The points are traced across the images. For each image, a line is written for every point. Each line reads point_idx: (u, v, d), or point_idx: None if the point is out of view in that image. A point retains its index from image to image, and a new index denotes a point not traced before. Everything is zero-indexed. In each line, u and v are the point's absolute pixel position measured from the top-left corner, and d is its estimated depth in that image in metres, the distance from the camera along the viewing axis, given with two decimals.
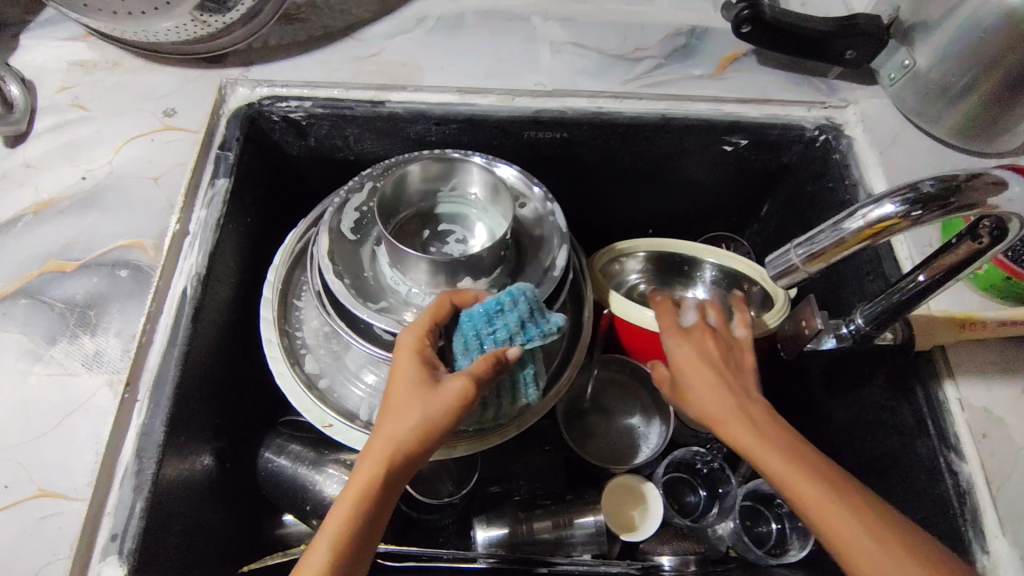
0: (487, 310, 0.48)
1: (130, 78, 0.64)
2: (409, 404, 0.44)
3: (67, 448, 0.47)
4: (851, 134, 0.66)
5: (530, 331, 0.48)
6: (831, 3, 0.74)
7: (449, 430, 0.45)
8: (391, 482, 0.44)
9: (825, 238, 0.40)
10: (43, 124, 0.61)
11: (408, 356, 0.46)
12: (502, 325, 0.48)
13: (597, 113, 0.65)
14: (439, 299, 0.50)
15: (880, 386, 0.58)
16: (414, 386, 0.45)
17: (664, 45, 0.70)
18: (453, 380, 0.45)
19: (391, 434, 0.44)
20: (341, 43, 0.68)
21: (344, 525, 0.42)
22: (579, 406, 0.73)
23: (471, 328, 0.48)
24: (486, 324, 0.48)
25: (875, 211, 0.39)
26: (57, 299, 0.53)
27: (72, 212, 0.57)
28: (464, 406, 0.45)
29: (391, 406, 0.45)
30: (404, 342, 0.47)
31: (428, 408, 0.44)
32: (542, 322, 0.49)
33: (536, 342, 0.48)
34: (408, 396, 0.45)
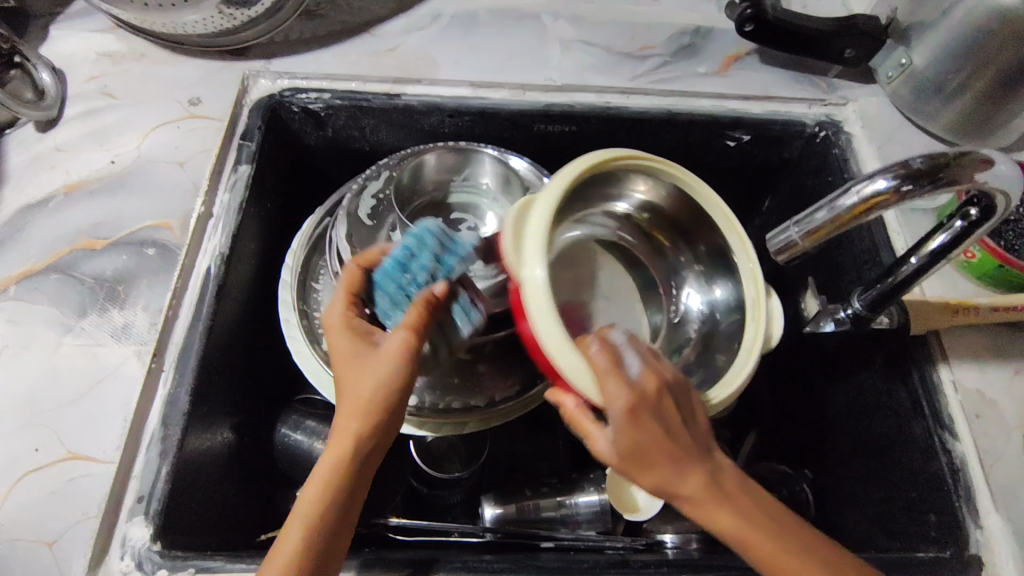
0: (398, 260, 0.51)
1: (157, 69, 0.67)
2: (363, 367, 0.46)
3: (97, 413, 0.50)
4: (850, 130, 0.68)
5: (448, 260, 0.51)
6: (831, 7, 0.77)
7: (408, 386, 0.46)
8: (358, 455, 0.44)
9: (822, 213, 0.41)
10: (74, 111, 0.64)
11: (340, 330, 0.49)
12: (417, 268, 0.50)
13: (606, 107, 0.68)
14: (349, 268, 0.52)
15: (877, 367, 0.60)
16: (361, 351, 0.47)
17: (670, 44, 0.73)
18: (393, 338, 0.46)
19: (352, 401, 0.45)
20: (359, 38, 0.70)
21: (312, 512, 0.43)
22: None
23: (390, 282, 0.50)
24: (402, 273, 0.50)
25: (869, 185, 0.40)
26: (87, 274, 0.55)
27: (100, 194, 0.59)
28: (409, 356, 0.46)
29: (344, 380, 0.46)
30: (333, 320, 0.49)
31: (380, 369, 0.45)
32: (455, 248, 0.52)
33: (456, 268, 0.51)
34: (356, 365, 0.46)
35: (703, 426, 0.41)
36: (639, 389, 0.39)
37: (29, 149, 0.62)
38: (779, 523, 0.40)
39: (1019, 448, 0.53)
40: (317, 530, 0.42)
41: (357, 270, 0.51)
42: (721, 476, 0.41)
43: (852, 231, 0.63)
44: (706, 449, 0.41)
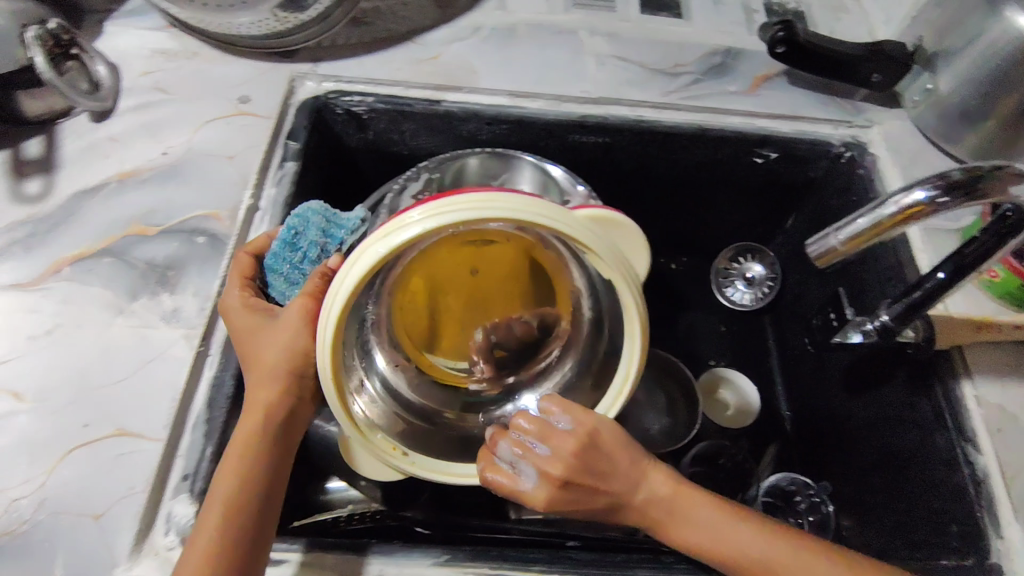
0: (284, 241, 0.53)
1: (208, 67, 0.69)
2: (267, 337, 0.49)
3: (146, 392, 0.51)
4: (875, 152, 0.71)
5: (334, 233, 0.54)
6: (856, 34, 0.79)
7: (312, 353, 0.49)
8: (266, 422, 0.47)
9: (862, 220, 0.43)
10: (128, 104, 0.66)
11: (240, 308, 0.51)
12: (306, 244, 0.53)
13: (639, 120, 0.70)
14: (239, 257, 0.55)
15: (900, 382, 0.61)
16: (262, 325, 0.50)
17: (701, 62, 0.75)
18: (291, 308, 0.49)
19: (265, 372, 0.48)
20: (402, 46, 0.73)
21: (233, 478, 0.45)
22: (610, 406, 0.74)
23: (282, 263, 0.53)
24: (292, 251, 0.53)
25: (908, 196, 0.41)
26: (139, 259, 0.57)
27: (152, 183, 0.61)
28: (311, 320, 0.49)
29: (249, 355, 0.49)
30: (230, 303, 0.52)
31: (283, 337, 0.48)
32: (341, 222, 0.55)
33: (344, 240, 0.55)
34: (261, 339, 0.49)
35: (614, 467, 0.48)
36: (542, 495, 0.47)
37: (84, 138, 0.64)
38: (705, 515, 0.47)
39: None
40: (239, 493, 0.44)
41: (248, 257, 0.54)
42: (646, 506, 0.48)
43: (877, 248, 0.65)
44: (628, 484, 0.48)
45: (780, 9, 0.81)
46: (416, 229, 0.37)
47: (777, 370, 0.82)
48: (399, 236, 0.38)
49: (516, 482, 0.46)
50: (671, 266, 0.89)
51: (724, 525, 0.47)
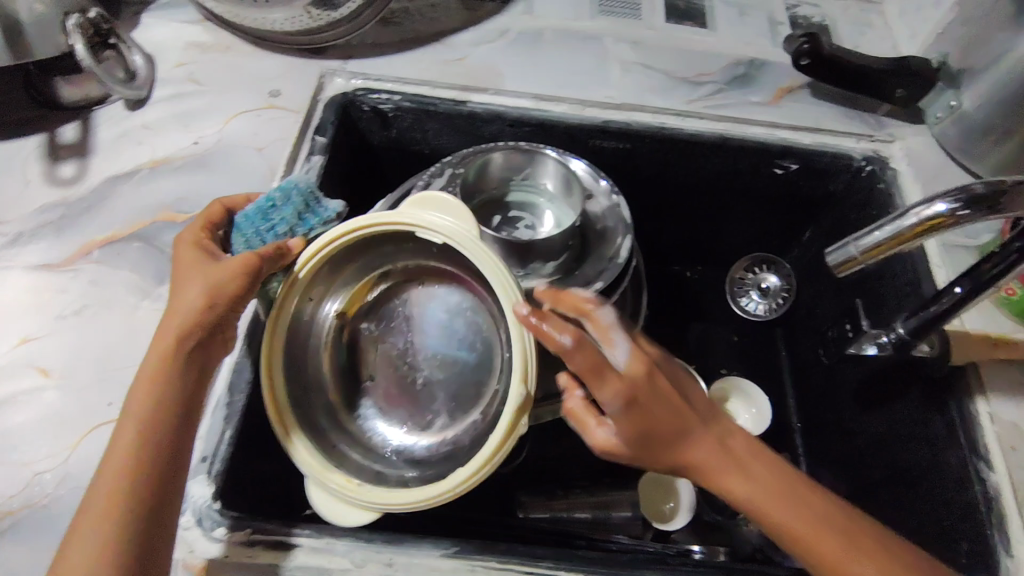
0: (260, 208, 0.52)
1: (241, 61, 0.71)
2: (195, 277, 0.46)
3: None
4: (896, 167, 0.71)
5: (308, 220, 0.53)
6: (880, 50, 0.80)
7: (238, 301, 0.46)
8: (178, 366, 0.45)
9: (882, 229, 0.43)
10: (162, 93, 0.68)
11: (187, 245, 0.49)
12: (278, 219, 0.51)
13: (660, 127, 0.71)
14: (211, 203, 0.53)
15: (912, 398, 0.62)
16: (198, 267, 0.47)
17: (725, 72, 0.76)
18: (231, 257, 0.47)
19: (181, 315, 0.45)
20: (430, 47, 0.74)
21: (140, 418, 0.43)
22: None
23: (249, 227, 0.51)
24: (263, 220, 0.51)
25: (929, 208, 0.41)
26: (166, 244, 0.58)
27: (182, 172, 0.62)
28: (243, 272, 0.46)
29: (175, 290, 0.47)
30: (182, 239, 0.50)
31: (206, 281, 0.45)
32: (319, 211, 0.54)
33: (317, 231, 0.53)
34: (191, 277, 0.47)
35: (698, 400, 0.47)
36: (632, 376, 0.43)
37: (118, 124, 0.65)
38: (787, 476, 0.45)
39: None
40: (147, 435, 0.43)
41: (220, 207, 0.53)
42: (731, 444, 0.46)
43: (895, 263, 0.65)
44: (711, 421, 0.46)
45: (804, 22, 0.81)
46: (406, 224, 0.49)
47: (789, 382, 0.82)
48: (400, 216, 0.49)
49: (608, 346, 0.44)
50: (687, 275, 0.89)
51: (800, 486, 0.45)
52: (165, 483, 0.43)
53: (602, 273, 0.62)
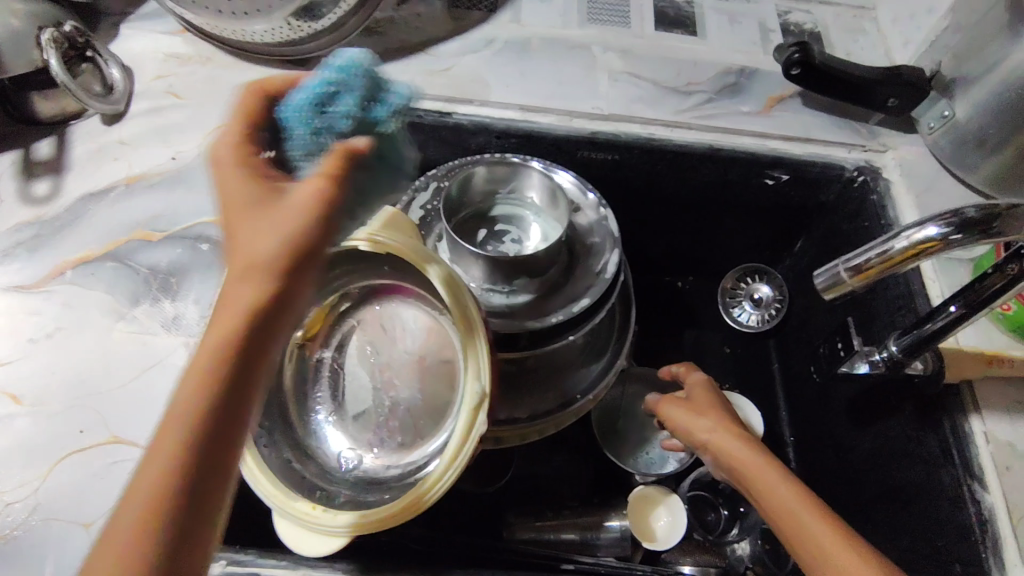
0: (316, 93, 0.43)
1: (221, 73, 0.69)
2: (260, 220, 0.35)
3: (142, 400, 0.51)
4: (889, 177, 0.70)
5: (377, 111, 0.45)
6: (873, 58, 0.79)
7: (320, 251, 0.35)
8: (248, 341, 0.33)
9: (871, 253, 0.42)
10: (139, 107, 0.66)
11: (236, 170, 0.37)
12: (340, 108, 0.44)
13: (649, 138, 0.70)
14: (249, 88, 0.42)
15: (905, 415, 0.60)
16: (252, 200, 0.36)
17: (715, 81, 0.75)
18: (301, 186, 0.36)
19: (244, 266, 0.34)
20: (415, 57, 0.73)
21: (191, 407, 0.31)
22: (612, 425, 0.71)
23: (303, 116, 0.43)
24: (318, 110, 0.43)
25: (920, 231, 0.40)
26: (142, 264, 0.56)
27: (159, 188, 0.61)
28: (327, 207, 0.35)
29: (232, 237, 0.35)
30: (223, 158, 0.38)
31: (278, 224, 0.34)
32: (389, 97, 0.46)
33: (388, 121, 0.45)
34: (255, 219, 0.35)
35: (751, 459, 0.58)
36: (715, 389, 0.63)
37: (94, 140, 0.64)
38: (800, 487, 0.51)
39: None
40: (204, 433, 0.31)
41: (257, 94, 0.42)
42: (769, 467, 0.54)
43: (887, 276, 0.64)
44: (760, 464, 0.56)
45: (796, 29, 0.80)
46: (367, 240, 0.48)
47: (781, 394, 0.81)
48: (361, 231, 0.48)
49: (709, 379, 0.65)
50: (678, 285, 0.88)
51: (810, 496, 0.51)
52: (195, 508, 0.31)
53: (589, 289, 0.60)
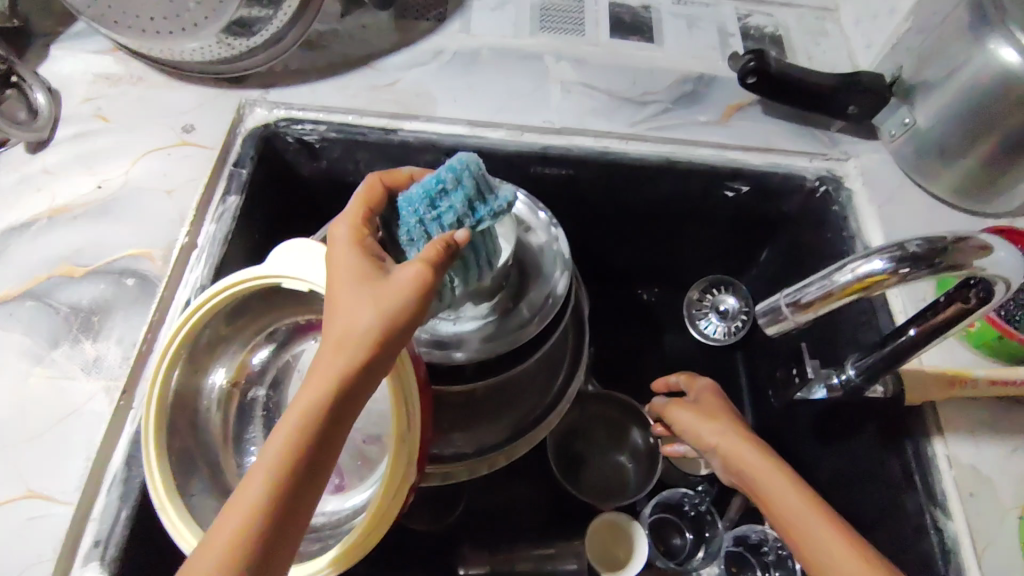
0: (427, 191, 0.44)
1: (153, 93, 0.66)
2: (363, 298, 0.39)
3: (60, 450, 0.48)
4: (851, 187, 0.68)
5: (481, 211, 0.45)
6: (836, 62, 0.76)
7: (409, 333, 0.39)
8: (339, 405, 0.37)
9: (814, 288, 0.40)
10: (65, 132, 0.63)
11: (348, 246, 0.42)
12: (446, 208, 0.44)
13: (603, 152, 0.67)
14: (370, 181, 0.48)
15: (869, 437, 0.58)
16: (355, 277, 0.40)
17: (672, 90, 0.72)
18: (404, 266, 0.39)
19: (341, 337, 0.38)
20: (359, 72, 0.70)
21: (286, 456, 0.35)
22: (569, 452, 0.70)
23: (411, 209, 0.45)
24: (428, 207, 0.45)
25: (865, 265, 0.38)
26: (63, 302, 0.54)
27: (84, 220, 0.58)
28: (422, 293, 0.39)
29: (337, 305, 0.39)
30: (338, 234, 0.43)
31: (379, 302, 0.38)
32: (490, 200, 0.45)
33: (487, 223, 0.46)
34: (358, 293, 0.39)
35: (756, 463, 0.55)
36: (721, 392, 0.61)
37: (17, 169, 0.61)
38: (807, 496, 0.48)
39: (1013, 530, 0.51)
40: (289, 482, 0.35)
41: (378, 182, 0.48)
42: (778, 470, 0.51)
43: None
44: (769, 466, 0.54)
45: (757, 33, 0.77)
46: (283, 279, 0.46)
47: (748, 410, 0.78)
48: (276, 268, 0.46)
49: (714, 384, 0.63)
50: (644, 297, 0.85)
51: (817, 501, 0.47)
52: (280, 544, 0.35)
53: (540, 313, 0.56)
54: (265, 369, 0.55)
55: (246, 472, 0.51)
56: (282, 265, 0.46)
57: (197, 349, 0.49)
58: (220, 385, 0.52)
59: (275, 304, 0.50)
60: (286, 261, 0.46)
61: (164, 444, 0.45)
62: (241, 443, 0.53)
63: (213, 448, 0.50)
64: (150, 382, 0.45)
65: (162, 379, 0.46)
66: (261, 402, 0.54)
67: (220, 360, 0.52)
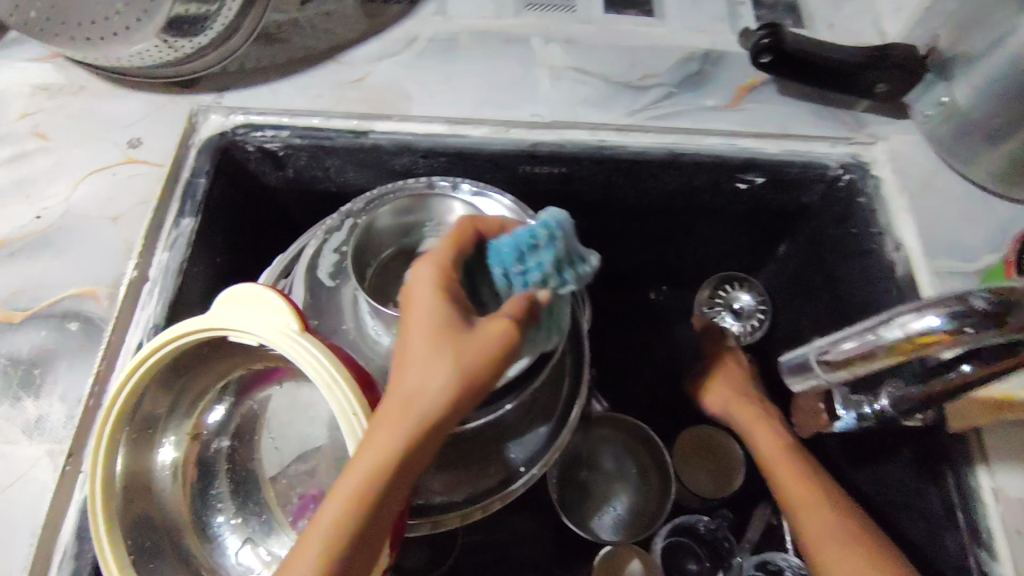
0: (519, 244, 0.44)
1: (96, 104, 0.59)
2: (438, 353, 0.38)
3: (2, 526, 0.43)
4: (879, 174, 0.60)
5: (567, 273, 0.45)
6: (860, 28, 0.67)
7: (482, 392, 0.38)
8: (405, 464, 0.37)
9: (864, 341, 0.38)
10: (1, 155, 0.57)
11: (430, 287, 0.40)
12: (535, 264, 0.44)
13: (600, 147, 0.60)
14: (464, 224, 0.45)
15: (904, 463, 0.53)
16: (437, 326, 0.38)
17: (676, 71, 0.64)
18: (487, 324, 0.39)
19: (415, 391, 0.37)
20: (324, 67, 0.62)
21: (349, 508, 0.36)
22: (575, 480, 0.66)
23: (499, 261, 0.44)
24: (517, 261, 0.44)
25: (922, 322, 0.36)
26: (1, 354, 0.48)
27: (22, 257, 0.52)
28: (503, 353, 0.38)
29: (410, 360, 0.38)
30: (422, 274, 0.41)
31: (457, 360, 0.37)
32: (577, 262, 0.46)
33: (570, 285, 0.45)
34: (433, 345, 0.38)
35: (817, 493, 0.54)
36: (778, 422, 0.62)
37: None
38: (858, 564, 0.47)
39: None
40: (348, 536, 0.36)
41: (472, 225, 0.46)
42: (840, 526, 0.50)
43: (880, 297, 0.57)
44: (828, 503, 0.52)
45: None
46: (229, 332, 0.40)
47: None
48: (225, 318, 0.40)
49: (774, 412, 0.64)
50: (651, 297, 0.79)
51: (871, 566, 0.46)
52: None
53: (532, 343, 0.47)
54: (227, 419, 0.50)
55: (212, 535, 0.47)
56: (232, 315, 0.40)
57: (143, 409, 0.44)
58: (171, 463, 0.47)
59: (230, 348, 0.45)
60: (236, 311, 0.41)
61: (112, 523, 0.41)
62: (207, 501, 0.48)
63: (173, 513, 0.46)
64: (92, 459, 0.41)
65: (103, 457, 0.42)
66: (225, 455, 0.49)
67: (166, 434, 0.47)
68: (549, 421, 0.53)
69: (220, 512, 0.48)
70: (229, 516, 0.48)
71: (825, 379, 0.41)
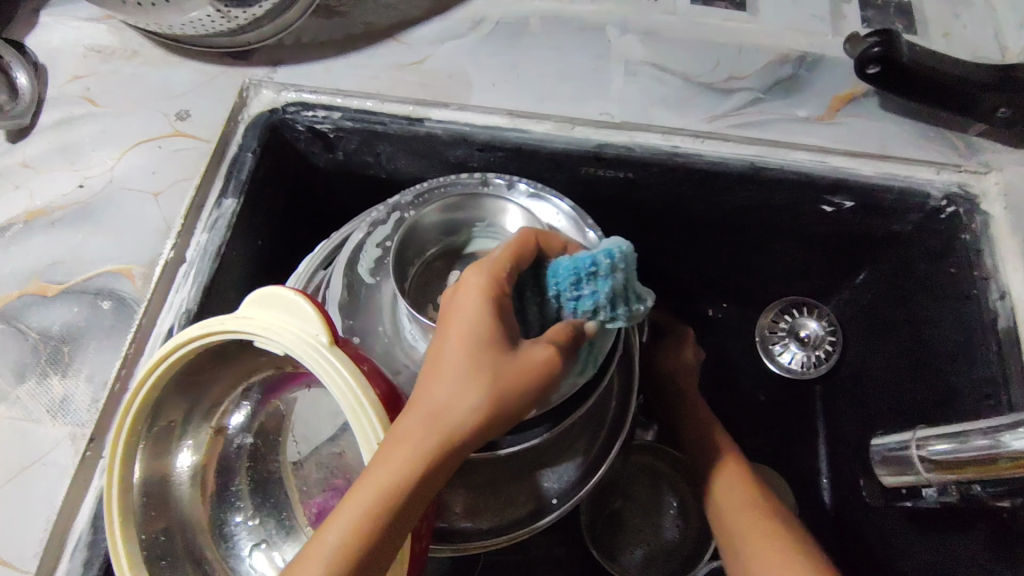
0: (577, 268, 0.39)
1: (147, 71, 0.57)
2: (476, 371, 0.35)
3: (20, 505, 0.43)
4: (988, 210, 0.53)
5: (620, 308, 0.40)
6: (981, 39, 0.59)
7: (514, 417, 0.35)
8: (423, 485, 0.33)
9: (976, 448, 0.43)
10: (50, 118, 0.55)
11: (477, 297, 0.36)
12: (588, 293, 0.39)
13: (673, 154, 0.54)
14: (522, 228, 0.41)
15: (981, 539, 0.48)
16: (477, 342, 0.35)
17: (765, 74, 0.58)
18: (532, 348, 0.36)
19: (444, 408, 0.34)
20: (383, 45, 0.58)
21: (356, 532, 0.32)
22: (608, 507, 0.63)
23: (553, 281, 0.40)
24: (572, 284, 0.40)
25: None
26: (34, 327, 0.48)
27: (62, 227, 0.51)
28: (545, 380, 0.35)
29: (443, 373, 0.35)
30: (469, 282, 0.37)
31: (495, 381, 0.34)
32: (632, 299, 0.41)
33: (620, 321, 0.41)
34: (471, 362, 0.35)
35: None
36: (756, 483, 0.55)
37: None
38: None
39: None
40: (351, 563, 0.32)
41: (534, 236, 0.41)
42: None
43: (976, 350, 0.51)
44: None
45: None
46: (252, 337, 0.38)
47: (823, 449, 0.68)
48: (248, 322, 0.38)
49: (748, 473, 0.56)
50: (709, 314, 0.74)
51: None
52: None
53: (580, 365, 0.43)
54: (250, 419, 0.47)
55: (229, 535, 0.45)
56: (258, 320, 0.38)
57: (164, 405, 0.42)
58: (191, 464, 0.45)
59: (256, 349, 0.42)
60: (262, 316, 0.38)
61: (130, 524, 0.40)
62: (226, 499, 0.46)
63: (189, 513, 0.44)
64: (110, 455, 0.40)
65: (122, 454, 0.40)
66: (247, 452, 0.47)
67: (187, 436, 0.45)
68: (588, 447, 0.49)
69: (240, 510, 0.46)
70: (248, 516, 0.46)
71: (926, 476, 0.49)
